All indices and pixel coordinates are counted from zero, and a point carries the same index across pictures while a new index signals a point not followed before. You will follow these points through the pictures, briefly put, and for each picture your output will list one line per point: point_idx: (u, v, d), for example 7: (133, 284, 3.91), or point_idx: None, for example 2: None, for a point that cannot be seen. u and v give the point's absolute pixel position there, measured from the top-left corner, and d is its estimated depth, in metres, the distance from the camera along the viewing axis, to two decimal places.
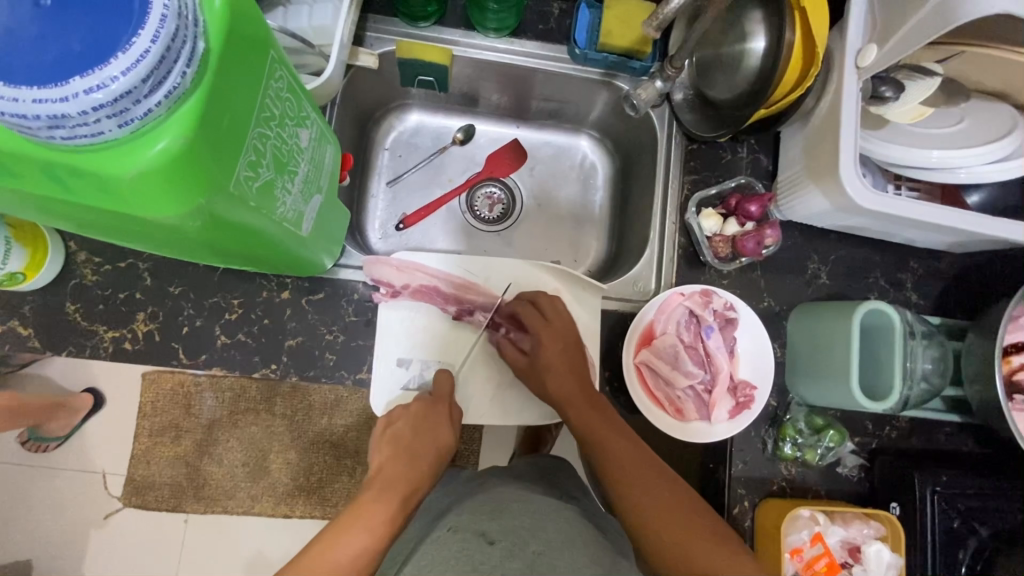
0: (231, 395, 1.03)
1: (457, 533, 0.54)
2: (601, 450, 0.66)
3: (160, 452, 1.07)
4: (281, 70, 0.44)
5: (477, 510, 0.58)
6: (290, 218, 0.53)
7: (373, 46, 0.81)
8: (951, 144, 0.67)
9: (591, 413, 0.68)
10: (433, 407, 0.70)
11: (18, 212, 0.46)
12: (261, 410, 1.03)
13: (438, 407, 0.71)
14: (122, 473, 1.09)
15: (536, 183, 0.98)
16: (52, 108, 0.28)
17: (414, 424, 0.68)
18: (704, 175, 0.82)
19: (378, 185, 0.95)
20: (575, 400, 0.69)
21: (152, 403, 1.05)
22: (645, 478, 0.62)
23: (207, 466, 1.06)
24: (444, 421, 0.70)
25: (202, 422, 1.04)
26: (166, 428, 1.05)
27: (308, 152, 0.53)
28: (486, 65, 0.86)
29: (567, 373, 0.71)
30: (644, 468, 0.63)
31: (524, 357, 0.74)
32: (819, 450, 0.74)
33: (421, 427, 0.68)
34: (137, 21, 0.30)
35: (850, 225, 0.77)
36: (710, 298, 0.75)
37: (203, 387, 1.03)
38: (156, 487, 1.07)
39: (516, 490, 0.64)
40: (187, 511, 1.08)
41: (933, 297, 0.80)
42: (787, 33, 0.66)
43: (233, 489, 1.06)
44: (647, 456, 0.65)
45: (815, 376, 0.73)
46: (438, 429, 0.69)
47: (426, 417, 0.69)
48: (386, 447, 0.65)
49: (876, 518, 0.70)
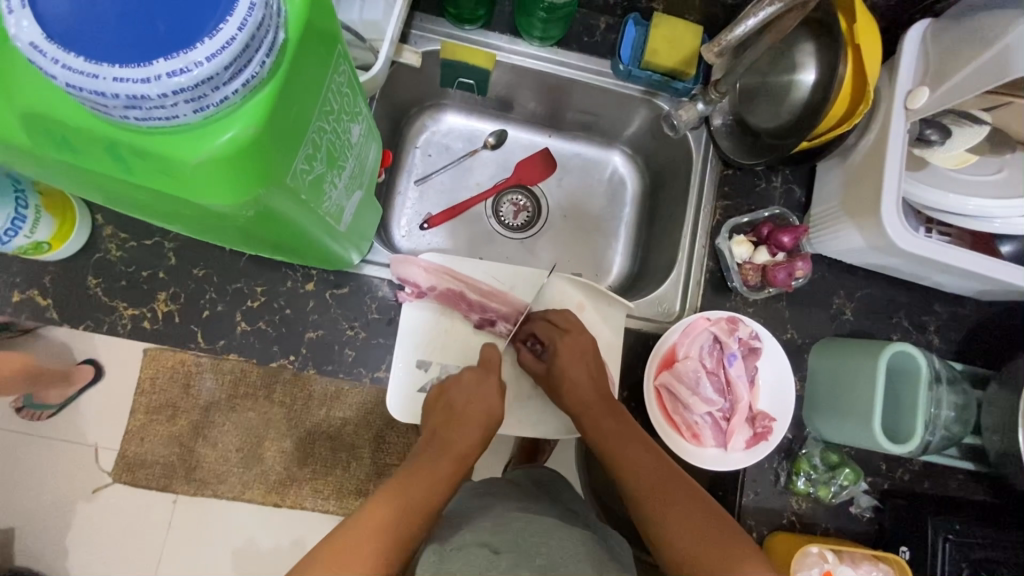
0: (231, 377, 1.04)
1: (462, 549, 0.52)
2: (615, 461, 0.63)
3: (154, 430, 1.06)
4: (346, 65, 0.44)
5: (480, 525, 0.58)
6: (332, 213, 0.52)
7: (418, 44, 0.81)
8: (990, 193, 0.67)
9: (607, 420, 0.66)
10: (484, 373, 0.71)
11: (50, 180, 0.45)
12: (259, 397, 1.03)
13: (490, 377, 0.71)
14: (113, 449, 1.08)
15: (565, 193, 0.98)
16: (132, 88, 0.28)
17: (466, 394, 0.68)
18: (737, 201, 0.81)
19: (406, 183, 0.95)
20: (592, 407, 0.68)
21: (151, 379, 1.05)
22: (665, 491, 0.58)
23: (200, 449, 1.06)
24: (496, 394, 0.69)
25: (200, 403, 1.05)
26: (162, 406, 1.05)
27: (356, 148, 0.53)
28: (527, 73, 0.86)
29: (584, 382, 0.69)
30: (661, 477, 0.59)
31: (541, 365, 0.73)
32: (832, 488, 0.74)
33: (471, 400, 0.68)
34: (226, 7, 0.29)
35: (880, 265, 0.76)
36: (736, 325, 0.74)
37: (204, 368, 1.04)
38: (147, 465, 1.07)
39: (521, 505, 0.64)
40: (176, 492, 1.08)
41: (955, 343, 0.80)
42: (840, 70, 0.66)
43: (224, 473, 1.06)
44: (666, 465, 0.61)
45: (836, 413, 0.72)
46: (489, 397, 0.69)
47: (479, 385, 0.69)
48: (438, 415, 0.67)
49: (884, 561, 0.70)
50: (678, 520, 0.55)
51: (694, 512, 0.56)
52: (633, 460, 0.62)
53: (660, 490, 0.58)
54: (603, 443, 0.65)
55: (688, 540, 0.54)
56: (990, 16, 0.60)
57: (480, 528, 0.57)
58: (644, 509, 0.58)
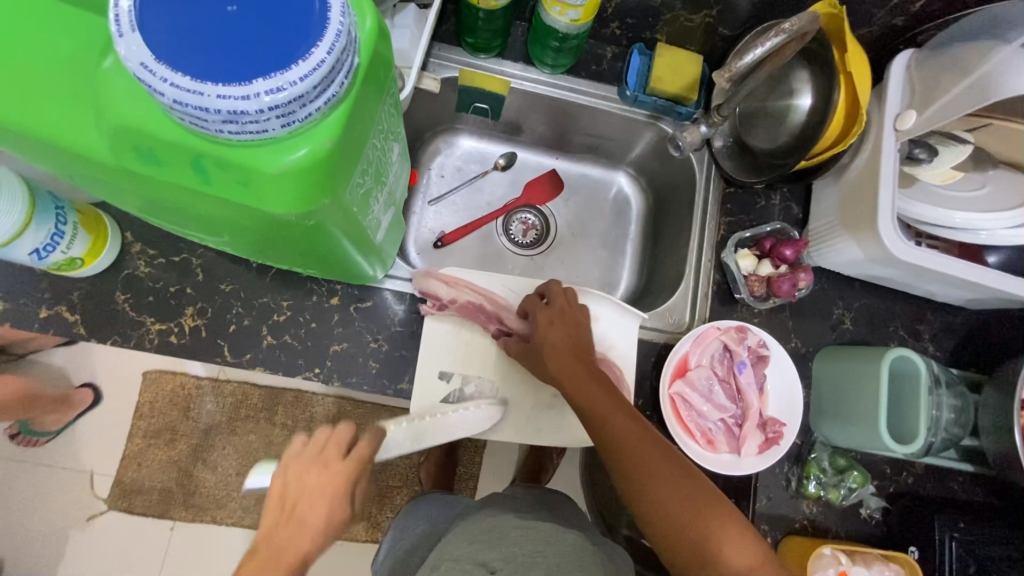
0: (232, 400, 1.24)
1: (456, 563, 0.58)
2: (608, 433, 0.62)
3: (152, 454, 1.22)
4: (395, 91, 0.48)
5: (475, 538, 0.64)
6: (371, 226, 0.55)
7: (436, 71, 0.85)
8: (976, 207, 0.72)
9: (592, 385, 0.65)
10: (327, 464, 0.58)
11: (110, 192, 0.47)
12: (260, 418, 1.23)
13: (338, 471, 0.58)
14: (109, 475, 1.20)
15: (571, 212, 1.02)
16: (233, 104, 0.31)
17: (306, 496, 0.56)
18: (739, 218, 0.86)
19: (420, 203, 0.98)
20: (577, 373, 0.67)
21: (150, 404, 1.23)
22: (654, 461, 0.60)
23: (200, 473, 1.21)
24: (343, 494, 0.57)
25: (200, 426, 1.23)
26: (161, 431, 1.22)
27: (395, 166, 0.56)
28: (536, 98, 0.90)
29: (565, 347, 0.69)
30: (649, 445, 0.61)
31: (524, 344, 0.73)
32: (842, 491, 0.76)
33: (312, 503, 0.55)
34: (315, 33, 0.32)
35: (876, 276, 0.81)
36: (744, 334, 0.77)
37: (204, 390, 1.24)
38: (144, 492, 1.19)
39: (523, 519, 0.69)
40: (173, 519, 1.19)
41: (948, 350, 0.84)
42: (836, 95, 0.72)
43: (224, 498, 1.20)
44: (649, 433, 0.62)
45: (841, 417, 0.75)
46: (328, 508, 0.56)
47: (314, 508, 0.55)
48: (273, 516, 0.55)
49: (895, 561, 0.72)
50: (675, 491, 0.58)
51: (687, 480, 0.59)
52: (626, 431, 0.62)
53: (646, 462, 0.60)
54: (596, 414, 0.63)
55: (679, 508, 0.57)
56: (967, 47, 0.66)
57: (476, 542, 0.62)
58: (642, 489, 0.59)
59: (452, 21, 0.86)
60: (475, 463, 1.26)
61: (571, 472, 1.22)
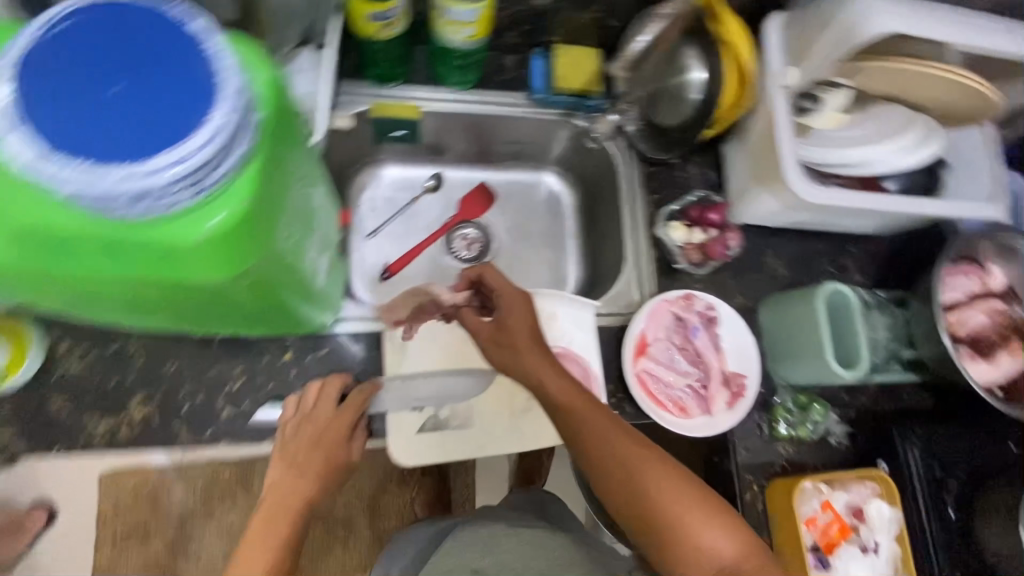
0: (202, 483, 1.18)
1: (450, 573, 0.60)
2: (579, 433, 0.62)
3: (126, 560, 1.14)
4: (306, 137, 0.49)
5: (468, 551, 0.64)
6: (310, 273, 0.55)
7: (347, 107, 0.86)
8: (866, 142, 0.79)
9: (570, 389, 0.65)
10: (320, 413, 0.66)
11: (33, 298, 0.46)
12: (237, 494, 1.18)
13: (329, 416, 0.66)
14: None
15: (509, 220, 1.04)
16: (139, 185, 0.31)
17: (309, 437, 0.64)
18: (664, 194, 0.90)
19: (357, 240, 0.98)
20: (551, 378, 0.66)
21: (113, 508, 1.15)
22: (635, 461, 0.59)
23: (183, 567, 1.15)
24: (340, 436, 0.65)
25: (172, 518, 1.17)
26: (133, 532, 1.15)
27: (323, 210, 0.56)
28: (451, 117, 0.92)
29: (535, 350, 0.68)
30: (629, 446, 0.60)
31: (487, 324, 0.72)
32: (809, 426, 0.82)
33: (310, 446, 0.63)
34: (210, 102, 0.33)
35: (797, 222, 0.87)
36: (692, 302, 0.82)
37: (170, 481, 1.17)
38: None
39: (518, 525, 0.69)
40: None
41: (873, 275, 0.91)
42: (723, 64, 0.77)
43: None
44: (628, 432, 0.62)
45: (794, 358, 0.80)
46: (334, 447, 0.64)
47: (322, 437, 0.64)
48: (278, 466, 0.61)
49: (871, 479, 0.76)
50: (651, 486, 0.58)
51: (667, 471, 0.59)
52: (597, 428, 0.62)
53: (625, 462, 0.59)
54: (567, 416, 0.63)
55: (661, 504, 0.57)
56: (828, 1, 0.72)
57: (469, 552, 0.63)
58: (624, 486, 0.59)
59: (352, 56, 0.86)
60: (469, 486, 1.24)
61: (564, 472, 1.22)
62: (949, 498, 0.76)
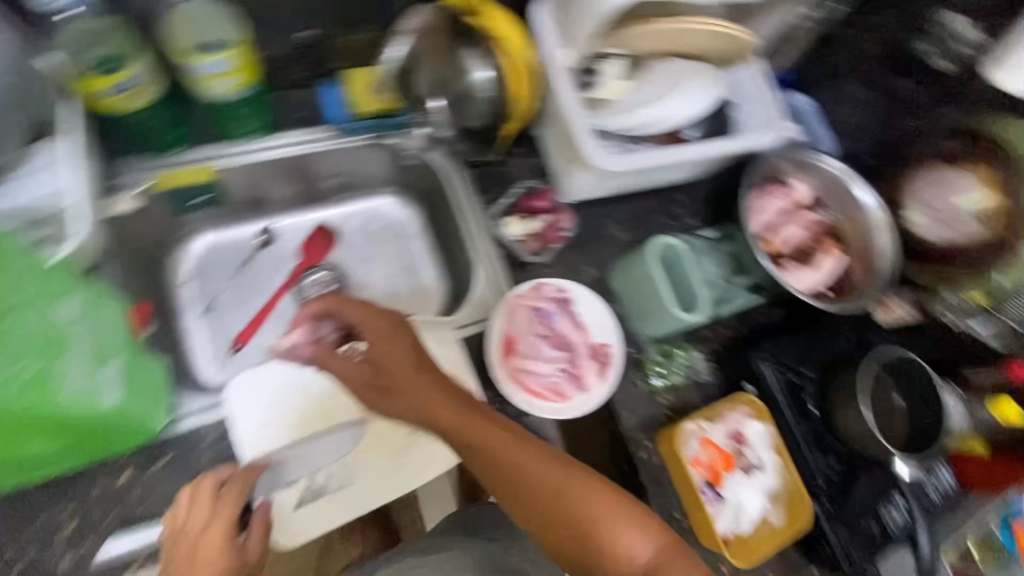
0: None
1: None
2: (498, 459, 0.75)
3: None
4: (22, 264, 0.74)
5: None
6: (88, 396, 0.77)
7: (134, 182, 0.92)
8: (654, 99, 0.86)
9: (476, 419, 0.76)
10: (199, 511, 0.78)
11: None
12: None
13: (207, 509, 0.78)
14: None
15: (348, 253, 1.08)
16: None
17: (194, 540, 0.75)
18: (492, 191, 0.94)
19: (198, 316, 1.03)
20: (457, 416, 0.76)
21: None
22: (553, 478, 0.74)
23: None
24: (225, 530, 0.76)
25: None
26: None
27: (81, 321, 0.78)
28: (252, 165, 0.96)
29: (438, 394, 0.77)
30: (552, 468, 0.75)
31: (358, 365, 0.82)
32: (680, 370, 0.93)
33: (202, 554, 0.74)
34: None
35: (624, 188, 0.93)
36: (542, 289, 0.85)
37: None
38: None
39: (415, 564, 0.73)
40: None
41: (708, 216, 1.00)
42: (500, 57, 0.82)
43: None
44: (539, 456, 0.76)
45: (645, 310, 0.89)
46: (217, 548, 0.75)
47: (207, 529, 0.76)
48: None
49: (744, 404, 0.89)
50: (563, 491, 0.74)
51: (597, 486, 0.75)
52: (527, 461, 0.75)
53: (536, 481, 0.74)
54: (478, 444, 0.75)
55: (579, 509, 0.74)
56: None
57: None
58: (550, 505, 0.74)
59: (127, 136, 0.92)
60: (415, 516, 1.21)
61: None
62: (807, 395, 0.90)
